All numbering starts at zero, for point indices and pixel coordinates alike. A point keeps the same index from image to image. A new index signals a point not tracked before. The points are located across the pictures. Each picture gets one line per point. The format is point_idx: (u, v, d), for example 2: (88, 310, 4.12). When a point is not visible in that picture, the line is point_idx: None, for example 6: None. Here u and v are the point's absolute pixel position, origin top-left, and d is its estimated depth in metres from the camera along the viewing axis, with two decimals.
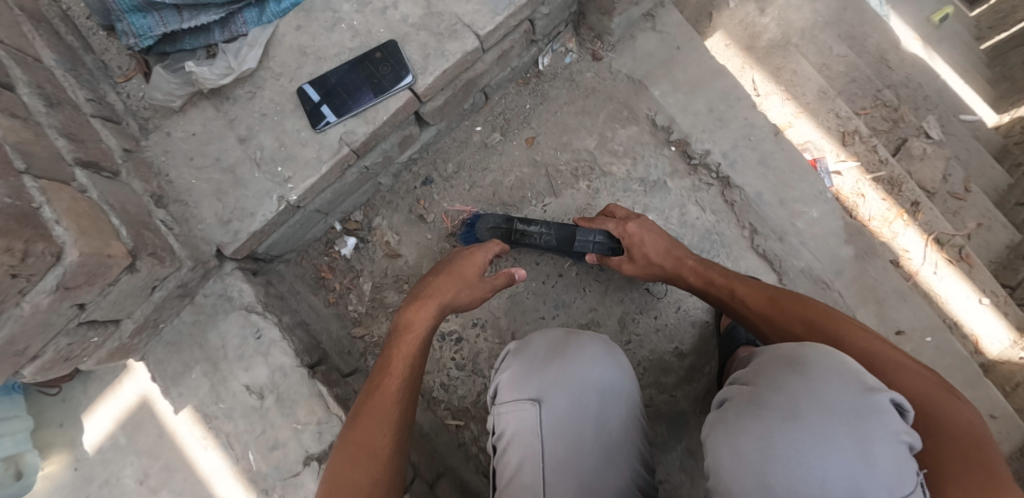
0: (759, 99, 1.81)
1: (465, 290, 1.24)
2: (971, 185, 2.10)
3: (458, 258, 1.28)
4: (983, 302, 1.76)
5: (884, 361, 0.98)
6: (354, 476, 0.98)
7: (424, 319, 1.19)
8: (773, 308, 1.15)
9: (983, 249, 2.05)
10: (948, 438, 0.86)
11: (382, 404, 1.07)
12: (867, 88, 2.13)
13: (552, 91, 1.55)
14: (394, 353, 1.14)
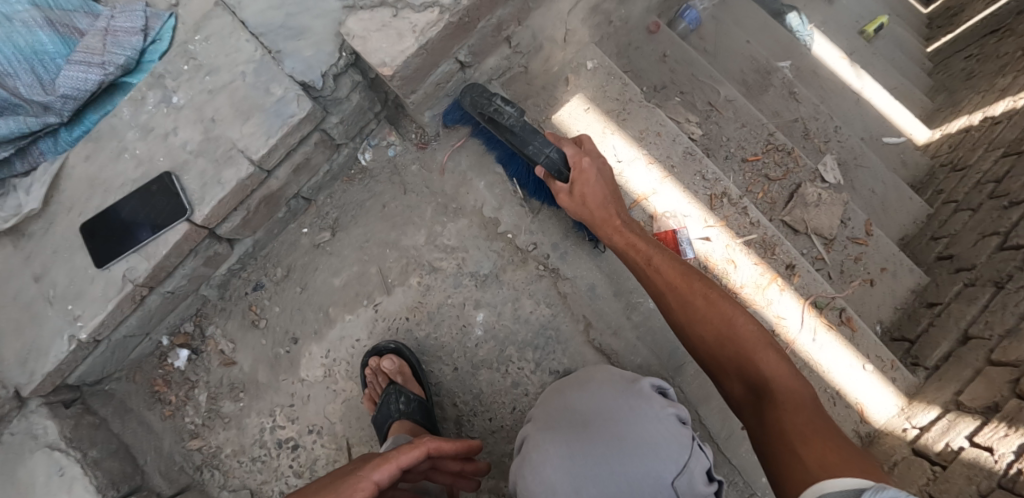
0: (619, 166, 1.72)
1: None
2: (874, 229, 1.99)
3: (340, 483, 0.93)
4: (866, 368, 1.66)
5: (750, 347, 1.09)
6: None
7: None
8: (681, 292, 1.18)
9: (886, 296, 1.95)
10: (809, 415, 0.99)
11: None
12: (758, 131, 2.04)
13: (379, 187, 1.51)
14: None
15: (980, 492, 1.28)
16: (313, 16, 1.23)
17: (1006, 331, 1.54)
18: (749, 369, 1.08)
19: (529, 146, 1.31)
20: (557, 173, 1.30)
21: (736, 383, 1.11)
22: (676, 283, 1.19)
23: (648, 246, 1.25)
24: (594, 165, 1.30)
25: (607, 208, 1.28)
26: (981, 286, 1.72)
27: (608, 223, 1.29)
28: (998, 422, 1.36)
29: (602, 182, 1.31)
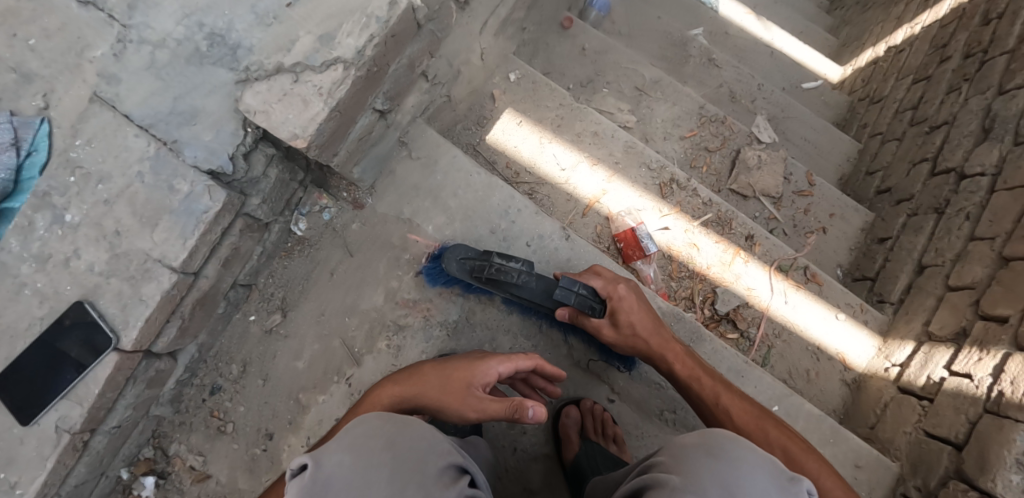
0: (563, 174, 1.69)
1: (443, 399, 1.16)
2: (815, 178, 2.03)
3: (466, 361, 1.21)
4: (839, 317, 1.70)
5: (797, 459, 1.15)
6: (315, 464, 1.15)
7: (403, 397, 1.18)
8: (743, 429, 1.20)
9: (840, 240, 2.01)
10: None
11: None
12: (689, 107, 2.05)
13: (322, 254, 1.41)
14: (379, 388, 1.20)
15: (969, 420, 1.32)
16: (208, 96, 1.12)
17: (956, 255, 1.61)
18: (796, 475, 1.14)
19: (559, 288, 1.26)
20: (592, 309, 1.26)
21: None
22: (733, 422, 1.21)
23: (714, 381, 1.26)
24: (630, 291, 1.30)
25: (628, 323, 1.28)
26: (924, 215, 1.80)
27: (658, 367, 1.29)
28: (970, 346, 1.42)
29: (642, 314, 1.28)
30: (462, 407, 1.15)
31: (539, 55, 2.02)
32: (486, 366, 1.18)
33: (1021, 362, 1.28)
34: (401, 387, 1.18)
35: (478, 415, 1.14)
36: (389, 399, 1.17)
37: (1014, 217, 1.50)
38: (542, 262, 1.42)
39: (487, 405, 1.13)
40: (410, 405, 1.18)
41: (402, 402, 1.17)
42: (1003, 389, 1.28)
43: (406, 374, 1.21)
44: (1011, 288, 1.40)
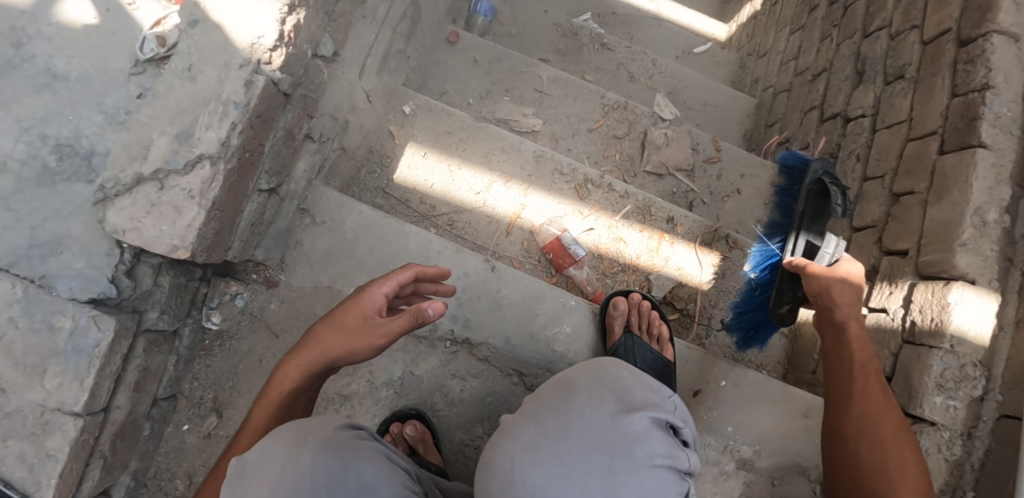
0: (479, 197, 1.67)
1: (353, 341, 1.07)
2: (721, 144, 2.10)
3: (349, 299, 1.12)
4: None
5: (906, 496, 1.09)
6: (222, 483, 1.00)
7: (312, 357, 1.08)
8: (873, 411, 1.20)
9: (756, 198, 2.08)
10: None
11: (268, 420, 1.06)
12: (591, 99, 2.05)
13: (245, 343, 1.33)
14: (291, 357, 1.10)
15: (892, 353, 1.42)
16: (69, 219, 1.01)
17: (855, 197, 1.72)
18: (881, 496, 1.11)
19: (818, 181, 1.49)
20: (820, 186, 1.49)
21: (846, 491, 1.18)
22: (866, 387, 1.23)
23: (875, 366, 1.26)
24: (843, 281, 1.34)
25: (837, 312, 1.32)
26: (821, 161, 1.90)
27: (842, 326, 1.31)
28: (880, 283, 1.53)
29: (854, 290, 1.34)
30: (365, 338, 1.07)
31: (432, 76, 1.97)
32: (371, 292, 1.11)
33: (924, 291, 1.39)
34: (300, 356, 1.09)
35: (384, 335, 1.07)
36: (298, 363, 1.09)
37: (896, 153, 1.61)
38: (558, 299, 1.39)
39: (392, 326, 1.06)
40: (314, 364, 1.08)
41: (308, 364, 1.08)
42: (915, 319, 1.38)
43: (310, 334, 1.11)
44: (904, 222, 1.51)
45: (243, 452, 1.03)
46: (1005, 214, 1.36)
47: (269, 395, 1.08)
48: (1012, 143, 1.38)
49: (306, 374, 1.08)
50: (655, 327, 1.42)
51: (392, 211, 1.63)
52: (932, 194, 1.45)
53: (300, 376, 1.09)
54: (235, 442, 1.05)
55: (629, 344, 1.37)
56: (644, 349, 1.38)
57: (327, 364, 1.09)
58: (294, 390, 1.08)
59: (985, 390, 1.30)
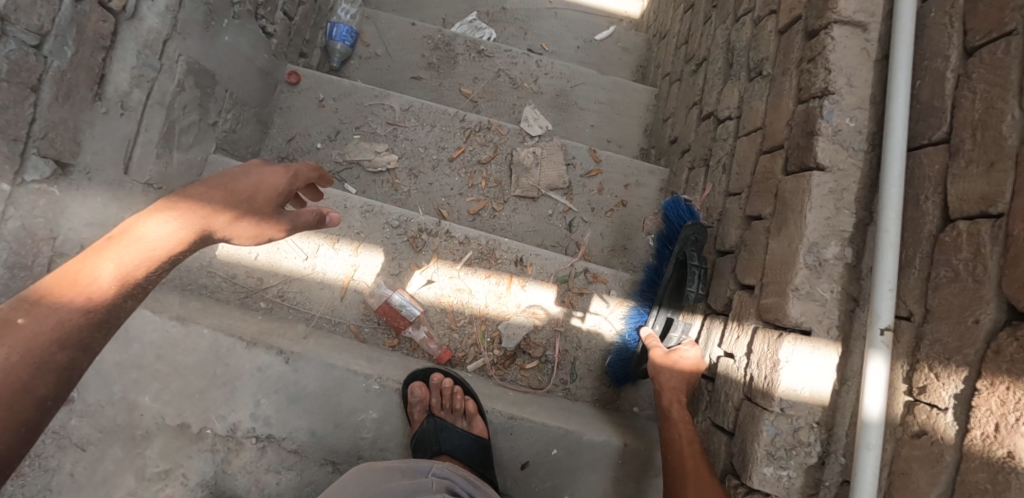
0: (307, 264, 1.57)
1: (265, 224, 1.02)
2: (599, 154, 1.92)
3: (252, 172, 1.01)
4: (632, 307, 1.62)
5: None
6: (38, 327, 0.78)
7: (201, 220, 0.92)
8: (697, 474, 1.21)
9: (642, 207, 1.93)
10: None
11: (130, 274, 0.84)
12: (449, 123, 1.90)
13: (49, 463, 1.29)
14: (182, 202, 0.91)
15: (735, 408, 1.26)
16: None
17: (720, 215, 1.52)
18: None
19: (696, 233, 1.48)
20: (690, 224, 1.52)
21: None
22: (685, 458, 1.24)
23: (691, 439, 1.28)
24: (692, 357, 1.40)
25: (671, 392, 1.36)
26: (697, 168, 1.70)
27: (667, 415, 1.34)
28: (732, 323, 1.34)
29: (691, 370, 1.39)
30: (263, 231, 1.02)
31: (275, 125, 1.86)
32: (276, 182, 1.04)
33: (763, 341, 1.21)
34: (176, 207, 0.90)
35: (286, 229, 1.06)
36: (176, 230, 0.89)
37: (751, 167, 1.40)
38: (358, 383, 1.32)
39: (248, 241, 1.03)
40: (224, 219, 0.95)
41: (213, 221, 0.93)
42: (753, 374, 1.22)
43: (191, 194, 0.93)
44: (753, 252, 1.31)
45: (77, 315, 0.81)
46: (848, 247, 1.16)
47: (127, 257, 0.84)
48: (854, 160, 1.17)
49: (224, 229, 0.96)
50: (458, 402, 1.36)
51: (217, 290, 1.55)
52: (773, 223, 1.25)
53: (91, 302, 0.82)
54: (26, 318, 0.78)
55: (431, 428, 1.34)
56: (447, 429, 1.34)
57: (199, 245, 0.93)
58: (186, 213, 0.90)
59: (825, 453, 1.14)
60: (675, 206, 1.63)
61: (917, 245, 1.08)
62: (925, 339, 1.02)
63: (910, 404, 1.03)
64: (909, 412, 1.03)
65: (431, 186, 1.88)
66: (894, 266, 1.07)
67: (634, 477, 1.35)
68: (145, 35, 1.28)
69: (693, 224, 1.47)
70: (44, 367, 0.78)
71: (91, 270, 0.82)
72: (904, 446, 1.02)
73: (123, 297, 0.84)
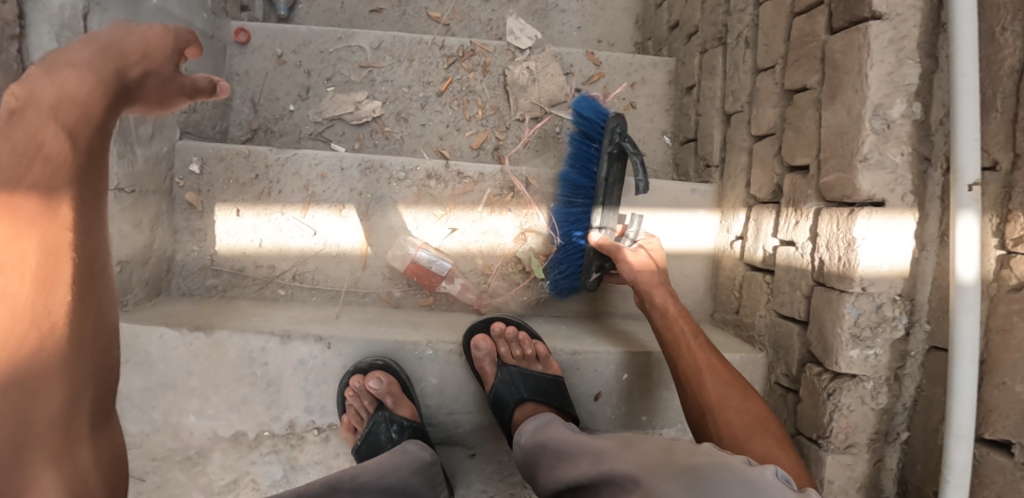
0: (316, 239, 1.43)
1: (169, 87, 0.91)
2: (598, 55, 1.75)
3: (133, 32, 0.85)
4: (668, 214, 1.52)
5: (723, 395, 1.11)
6: (51, 300, 0.70)
7: (67, 192, 0.73)
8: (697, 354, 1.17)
9: (652, 106, 1.78)
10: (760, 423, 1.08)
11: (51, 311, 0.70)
12: (429, 52, 1.70)
13: None
14: (32, 115, 0.73)
15: (804, 295, 1.20)
16: None
17: (750, 95, 1.39)
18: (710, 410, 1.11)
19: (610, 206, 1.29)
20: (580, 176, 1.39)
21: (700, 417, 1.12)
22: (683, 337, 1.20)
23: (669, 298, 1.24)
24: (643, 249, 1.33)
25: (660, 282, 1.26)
26: (712, 49, 1.56)
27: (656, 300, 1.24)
28: (787, 210, 1.25)
29: (653, 256, 1.28)
30: (171, 94, 0.93)
31: (235, 94, 1.65)
32: (161, 40, 0.87)
33: (830, 221, 1.12)
34: (26, 164, 0.70)
35: (186, 92, 0.95)
36: (30, 223, 0.69)
37: (783, 35, 1.26)
38: (405, 356, 1.22)
39: (150, 99, 0.91)
40: (93, 142, 0.78)
41: (79, 136, 0.76)
42: (823, 257, 1.14)
43: (37, 147, 0.72)
44: (802, 128, 1.20)
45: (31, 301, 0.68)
46: (914, 102, 1.05)
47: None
48: (912, 2, 1.03)
49: (80, 146, 0.76)
50: (528, 346, 1.26)
51: (229, 288, 1.43)
52: (824, 91, 1.13)
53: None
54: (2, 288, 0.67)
55: (507, 377, 1.22)
56: (524, 374, 1.23)
57: (84, 216, 0.76)
58: (48, 144, 0.73)
59: (911, 323, 1.11)
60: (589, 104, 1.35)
61: (996, 85, 0.97)
62: (1017, 187, 0.94)
63: (1006, 258, 0.97)
64: (1004, 266, 0.97)
65: (424, 127, 1.70)
66: (975, 112, 0.96)
67: None
68: (58, 12, 1.08)
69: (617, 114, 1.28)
70: (79, 391, 0.73)
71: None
72: (1000, 303, 0.98)
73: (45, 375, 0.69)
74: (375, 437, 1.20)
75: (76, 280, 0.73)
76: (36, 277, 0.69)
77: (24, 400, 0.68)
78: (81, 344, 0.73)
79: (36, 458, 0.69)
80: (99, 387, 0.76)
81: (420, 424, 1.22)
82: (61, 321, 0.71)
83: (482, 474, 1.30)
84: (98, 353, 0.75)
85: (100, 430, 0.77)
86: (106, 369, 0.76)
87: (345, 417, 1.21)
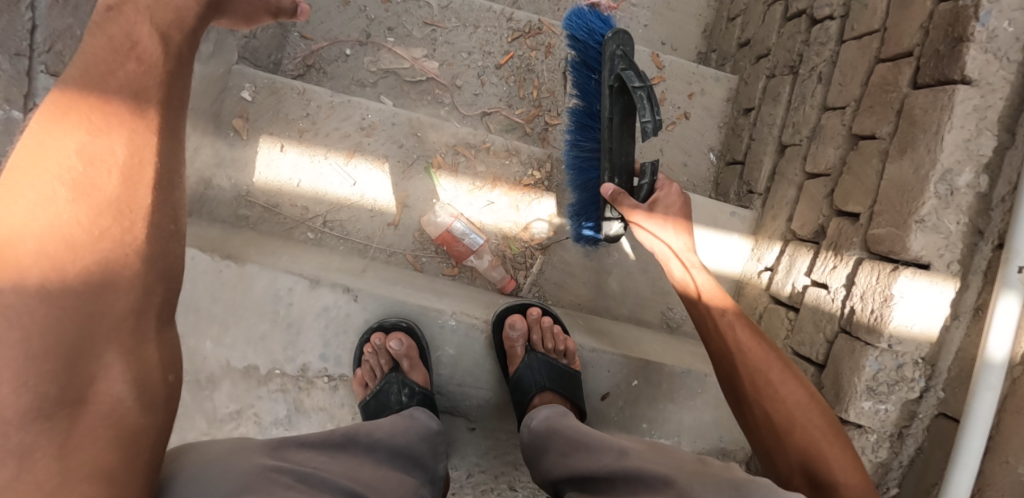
0: (355, 190, 1.43)
1: (257, 3, 0.95)
2: (663, 59, 1.73)
3: None
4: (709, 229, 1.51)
5: (768, 390, 1.05)
6: (133, 191, 0.68)
7: (156, 85, 0.74)
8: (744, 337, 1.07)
9: (705, 120, 1.77)
10: (825, 429, 1.02)
11: (136, 203, 0.68)
12: (495, 22, 1.67)
13: None
14: (129, 12, 0.74)
15: (827, 339, 1.22)
16: None
17: (812, 131, 1.38)
18: (756, 401, 1.06)
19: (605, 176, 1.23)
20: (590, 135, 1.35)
21: (755, 414, 1.06)
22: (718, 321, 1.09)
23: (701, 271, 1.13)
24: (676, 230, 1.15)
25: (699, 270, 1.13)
26: (781, 76, 1.54)
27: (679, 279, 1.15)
28: (826, 252, 1.26)
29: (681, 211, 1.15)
30: (258, 8, 0.96)
31: (294, 28, 1.62)
32: None
33: (870, 272, 1.13)
34: (122, 59, 0.72)
35: (271, 10, 0.98)
36: (120, 116, 0.69)
37: (861, 79, 1.25)
38: (428, 323, 1.23)
39: (239, 13, 0.94)
40: (182, 50, 0.78)
41: (169, 39, 0.76)
42: (855, 307, 1.15)
43: (132, 43, 0.73)
44: (861, 176, 1.19)
45: (116, 190, 0.67)
46: (982, 173, 1.04)
47: (74, 187, 0.65)
48: (1005, 74, 1.02)
49: (171, 53, 0.76)
50: (560, 342, 1.27)
51: (260, 222, 1.42)
52: (894, 144, 1.12)
53: (76, 175, 0.65)
54: (87, 172, 0.66)
55: (530, 363, 1.24)
56: (547, 364, 1.24)
57: (172, 119, 0.76)
58: (143, 43, 0.74)
59: (926, 387, 1.12)
60: (579, 21, 1.28)
61: None
62: None
63: None
64: None
65: (476, 97, 1.68)
66: None
67: (714, 404, 1.34)
68: None
69: (615, 35, 1.20)
70: (149, 281, 0.69)
71: (16, 232, 0.62)
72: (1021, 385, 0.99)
73: (120, 260, 0.67)
74: (384, 396, 1.21)
75: (157, 173, 0.71)
76: (123, 169, 0.68)
77: (99, 285, 0.65)
78: (156, 237, 0.70)
79: (104, 346, 0.65)
80: (166, 279, 0.72)
81: (430, 392, 1.22)
82: (141, 214, 0.69)
83: (478, 448, 1.33)
84: (167, 243, 0.72)
85: (165, 330, 0.72)
86: (172, 263, 0.72)
87: (358, 371, 1.23)
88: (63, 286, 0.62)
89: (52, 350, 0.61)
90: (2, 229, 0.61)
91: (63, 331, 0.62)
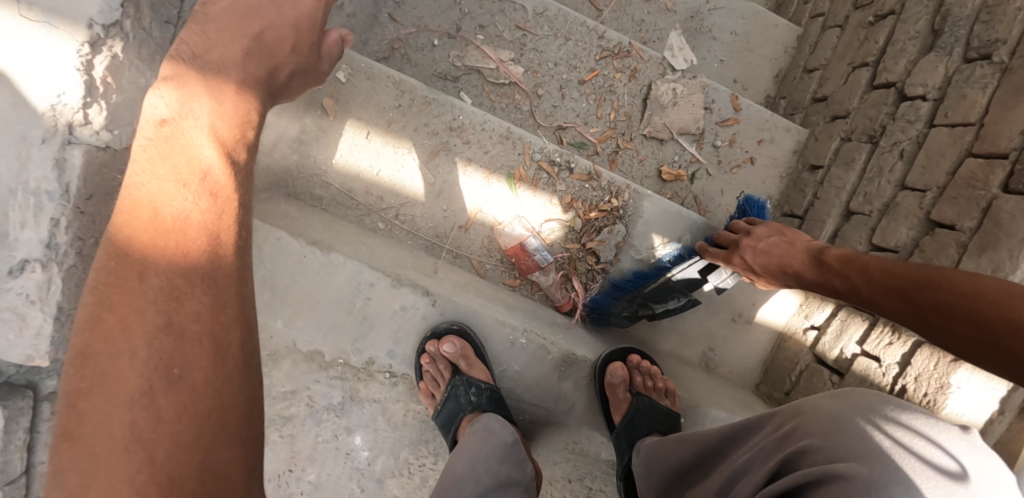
0: (434, 188, 1.42)
1: (308, 78, 1.08)
2: (741, 102, 1.75)
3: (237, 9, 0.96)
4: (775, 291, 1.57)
5: (953, 308, 0.99)
6: (186, 334, 0.72)
7: (201, 217, 0.76)
8: (893, 289, 1.09)
9: (769, 168, 1.80)
10: (1005, 307, 0.93)
11: (213, 339, 0.73)
12: (586, 38, 1.66)
13: None
14: (173, 144, 0.79)
15: None
16: None
17: (885, 205, 1.43)
18: (971, 332, 0.97)
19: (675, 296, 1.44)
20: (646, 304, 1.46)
21: (962, 338, 0.98)
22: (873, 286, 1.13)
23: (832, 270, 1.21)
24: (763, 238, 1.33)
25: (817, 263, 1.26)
26: (858, 143, 1.57)
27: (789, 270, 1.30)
28: (883, 326, 1.30)
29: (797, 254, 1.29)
30: (309, 80, 1.09)
31: (386, 9, 1.59)
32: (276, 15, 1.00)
33: (928, 357, 1.18)
34: (136, 211, 0.74)
35: (320, 76, 1.12)
36: (165, 262, 0.73)
37: (948, 166, 1.29)
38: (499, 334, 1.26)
39: (292, 90, 1.05)
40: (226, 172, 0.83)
41: (210, 174, 0.79)
42: (908, 386, 1.21)
43: (202, 174, 0.78)
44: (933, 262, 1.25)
45: (151, 352, 0.70)
46: None
47: (100, 354, 0.69)
48: None
49: (212, 178, 0.79)
50: (660, 381, 1.36)
51: (334, 205, 1.42)
52: (974, 241, 1.17)
53: (115, 337, 0.69)
54: (113, 342, 0.69)
55: (634, 407, 1.31)
56: (652, 407, 1.33)
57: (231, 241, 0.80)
58: (212, 173, 0.79)
59: None
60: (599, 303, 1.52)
61: None
62: None
63: None
64: None
65: (554, 110, 1.68)
66: None
67: None
68: None
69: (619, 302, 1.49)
70: (236, 406, 0.73)
71: (161, 201, 0.75)
72: None
73: (189, 401, 0.70)
74: (455, 404, 1.27)
75: (225, 299, 0.75)
76: (156, 327, 0.71)
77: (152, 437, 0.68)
78: (222, 372, 0.73)
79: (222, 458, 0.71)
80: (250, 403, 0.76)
81: (497, 388, 1.28)
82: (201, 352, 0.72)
83: None
84: (242, 368, 0.75)
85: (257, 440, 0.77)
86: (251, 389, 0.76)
87: (423, 383, 1.28)
88: (152, 429, 0.68)
89: (166, 470, 0.67)
90: (92, 381, 0.68)
91: (175, 443, 0.68)
